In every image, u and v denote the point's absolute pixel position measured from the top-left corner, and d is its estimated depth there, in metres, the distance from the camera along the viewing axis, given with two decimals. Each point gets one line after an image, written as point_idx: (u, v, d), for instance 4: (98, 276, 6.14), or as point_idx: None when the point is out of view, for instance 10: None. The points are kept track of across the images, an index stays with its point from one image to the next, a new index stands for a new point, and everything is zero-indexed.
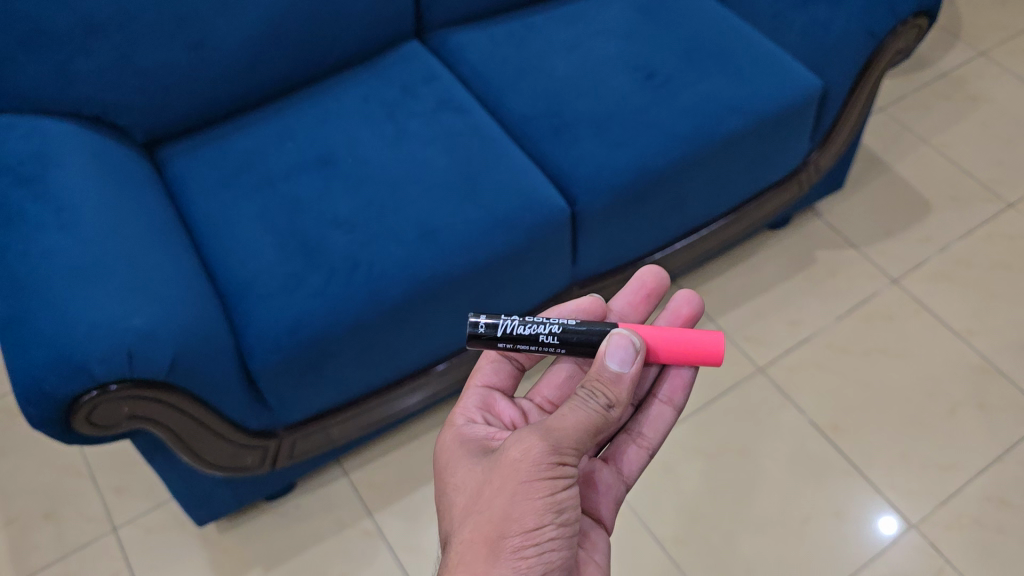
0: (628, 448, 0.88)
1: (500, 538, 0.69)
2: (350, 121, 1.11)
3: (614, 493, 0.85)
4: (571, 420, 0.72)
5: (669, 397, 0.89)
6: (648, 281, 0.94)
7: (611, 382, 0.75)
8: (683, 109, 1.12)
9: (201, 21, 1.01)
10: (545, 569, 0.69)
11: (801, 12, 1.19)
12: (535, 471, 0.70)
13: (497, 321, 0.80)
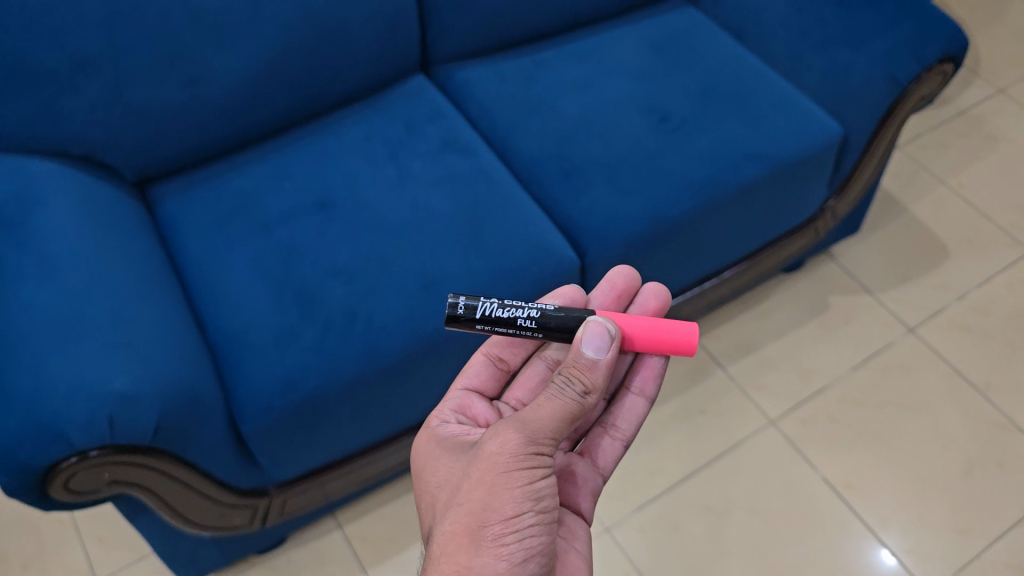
0: (602, 441, 0.86)
1: (479, 530, 0.67)
2: (352, 162, 1.07)
3: (593, 486, 0.83)
4: (546, 409, 0.70)
5: (642, 388, 0.88)
6: (619, 282, 0.90)
7: (587, 368, 0.71)
8: (699, 155, 1.07)
9: (196, 58, 0.96)
10: (527, 557, 0.67)
11: (821, 54, 1.14)
12: (513, 462, 0.68)
13: (476, 303, 0.77)
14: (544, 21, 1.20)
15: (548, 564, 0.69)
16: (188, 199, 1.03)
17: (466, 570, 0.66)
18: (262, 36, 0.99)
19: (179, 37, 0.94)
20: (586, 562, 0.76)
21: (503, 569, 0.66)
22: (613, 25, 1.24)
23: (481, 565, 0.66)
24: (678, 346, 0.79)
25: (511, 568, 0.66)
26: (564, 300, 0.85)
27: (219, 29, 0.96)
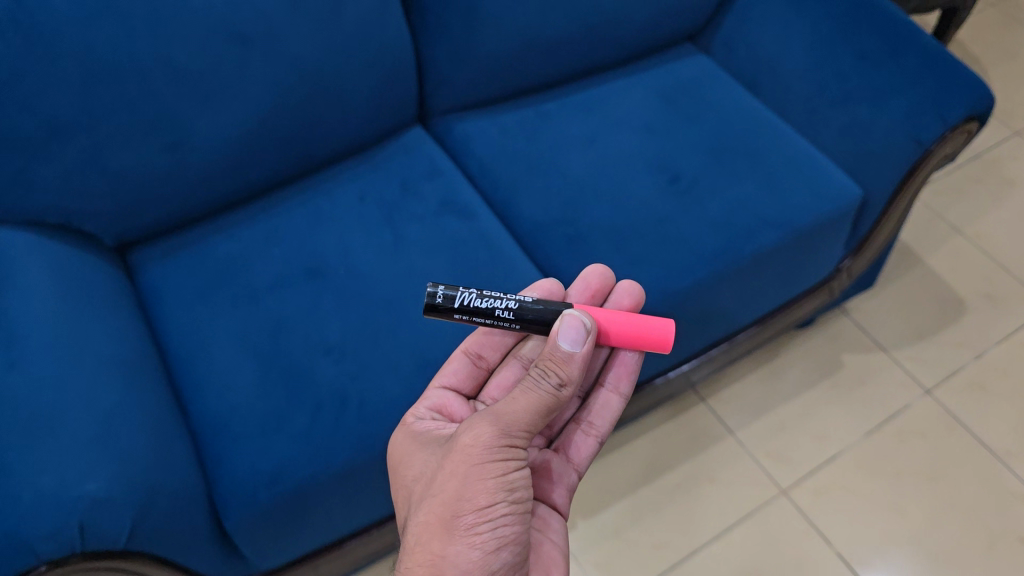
0: (578, 438, 0.89)
1: (453, 519, 0.68)
2: (345, 224, 1.01)
3: (569, 481, 0.86)
4: (521, 402, 0.72)
5: (616, 385, 0.91)
6: (593, 281, 0.90)
7: (564, 362, 0.73)
8: (711, 221, 1.02)
9: (180, 120, 0.90)
10: (499, 545, 0.68)
11: (838, 111, 1.08)
12: (487, 454, 0.69)
13: (454, 293, 0.78)
14: (549, 72, 1.14)
15: (522, 553, 0.70)
16: (173, 263, 0.97)
17: (439, 559, 0.67)
18: (250, 95, 0.93)
19: (161, 99, 0.88)
20: (562, 555, 0.78)
21: (477, 558, 0.67)
22: (621, 75, 1.19)
23: (455, 553, 0.67)
24: (655, 343, 0.80)
25: (485, 557, 0.67)
26: (540, 293, 0.86)
27: (203, 89, 0.90)
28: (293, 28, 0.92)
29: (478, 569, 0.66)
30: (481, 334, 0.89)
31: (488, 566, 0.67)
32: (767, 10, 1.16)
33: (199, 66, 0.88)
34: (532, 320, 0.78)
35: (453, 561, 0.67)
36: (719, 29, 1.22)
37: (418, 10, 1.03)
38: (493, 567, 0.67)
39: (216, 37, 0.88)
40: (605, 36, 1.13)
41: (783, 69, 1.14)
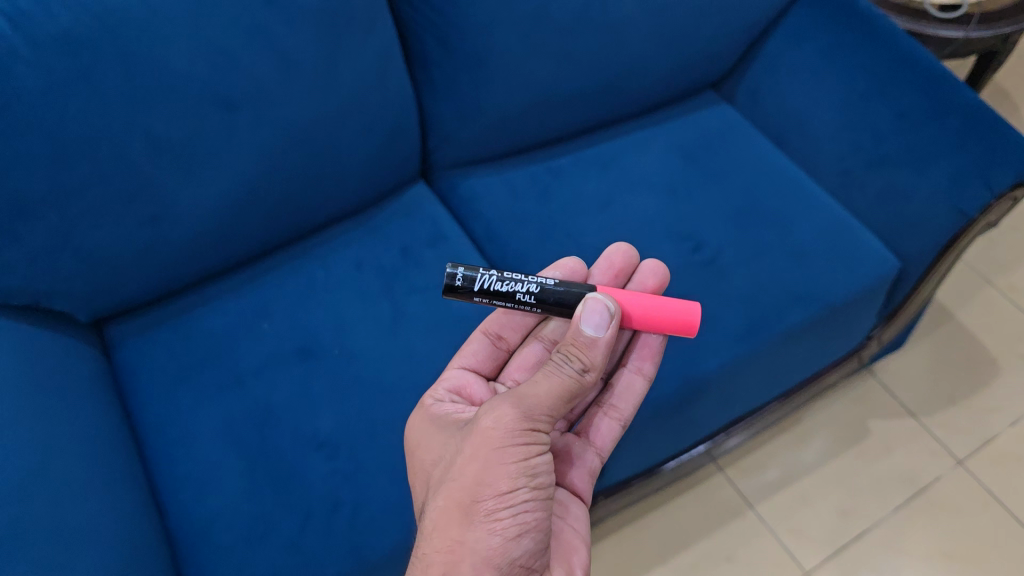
0: (600, 422, 0.84)
1: (474, 504, 0.66)
2: (341, 296, 0.93)
3: (591, 466, 0.82)
4: (545, 386, 0.69)
5: (638, 368, 0.85)
6: (618, 260, 0.87)
7: (586, 347, 0.70)
8: (737, 297, 0.94)
9: (161, 193, 0.82)
10: (520, 531, 0.65)
11: (876, 173, 1.00)
12: (509, 439, 0.66)
13: (475, 275, 0.74)
14: (563, 127, 1.07)
15: (543, 539, 0.67)
16: (153, 343, 0.89)
17: (459, 545, 0.64)
18: (238, 163, 0.85)
19: (140, 171, 0.80)
20: (583, 542, 0.76)
21: (498, 545, 0.64)
22: (640, 126, 1.11)
23: (475, 539, 0.64)
24: (677, 326, 0.77)
25: (505, 545, 0.64)
26: (565, 273, 0.83)
27: (188, 159, 0.82)
28: (286, 90, 0.84)
29: (498, 558, 0.64)
30: (502, 314, 0.87)
31: (509, 554, 0.64)
32: (799, 60, 1.07)
33: (182, 135, 0.80)
34: (555, 305, 0.75)
35: (473, 549, 0.64)
36: (745, 76, 1.14)
37: (423, 64, 0.95)
38: (513, 556, 0.64)
39: (202, 104, 0.80)
40: (624, 88, 1.05)
41: (815, 125, 1.06)
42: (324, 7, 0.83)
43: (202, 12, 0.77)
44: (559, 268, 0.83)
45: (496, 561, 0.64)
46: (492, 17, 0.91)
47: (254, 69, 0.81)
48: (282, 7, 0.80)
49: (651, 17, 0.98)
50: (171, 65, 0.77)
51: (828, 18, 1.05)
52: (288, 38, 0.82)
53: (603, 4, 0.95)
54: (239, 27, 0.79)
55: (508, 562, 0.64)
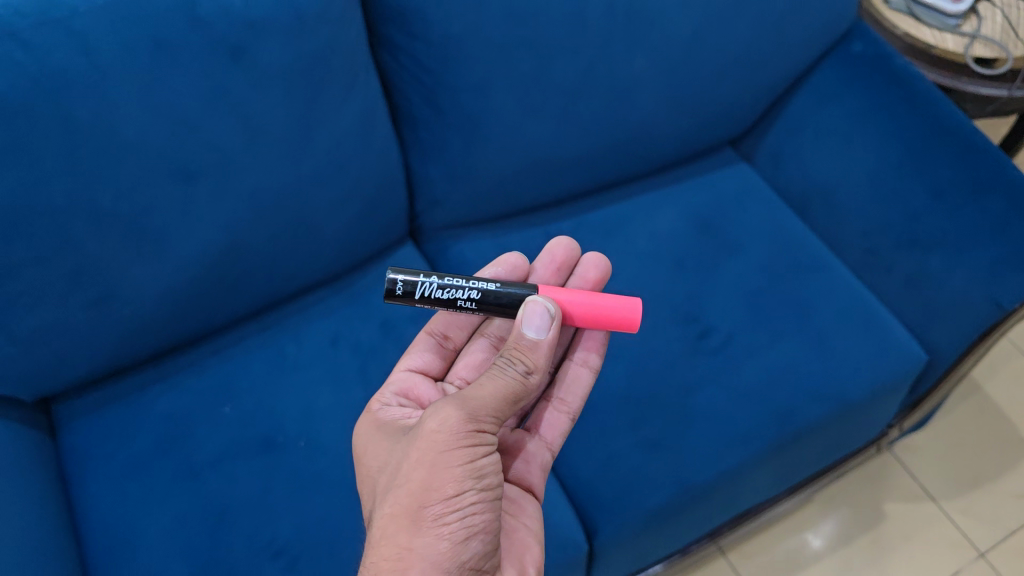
0: (548, 416, 0.78)
1: (420, 509, 0.58)
2: (312, 378, 0.85)
3: (543, 459, 0.75)
4: (489, 387, 0.62)
5: (584, 358, 0.80)
6: (559, 254, 0.82)
7: (530, 350, 0.65)
8: (743, 393, 0.85)
9: (109, 271, 0.74)
10: (469, 536, 0.58)
11: (905, 255, 0.90)
12: (454, 440, 0.59)
13: (414, 282, 0.68)
14: (564, 189, 0.98)
15: (494, 543, 0.60)
16: (104, 426, 0.82)
17: (407, 554, 0.57)
18: (196, 237, 0.77)
19: (85, 251, 0.72)
20: (537, 540, 0.68)
21: (447, 550, 0.57)
22: (648, 187, 1.02)
23: (423, 546, 0.57)
24: (618, 325, 0.72)
25: (454, 549, 0.57)
26: (506, 270, 0.79)
27: (140, 234, 0.74)
28: (252, 158, 0.76)
29: (448, 563, 0.57)
30: (446, 311, 0.83)
31: (458, 558, 0.57)
32: (825, 122, 0.98)
33: (133, 210, 0.72)
34: (497, 309, 0.70)
35: (421, 557, 0.56)
36: (766, 136, 1.04)
37: (410, 123, 0.86)
38: (463, 560, 0.57)
39: (155, 175, 0.72)
40: (633, 149, 0.96)
41: (840, 196, 0.96)
42: (297, 67, 0.74)
43: (156, 77, 0.69)
44: (497, 264, 0.79)
45: (445, 567, 0.56)
46: (485, 77, 0.82)
47: (215, 136, 0.73)
48: (248, 68, 0.72)
49: (663, 75, 0.89)
50: (120, 134, 0.69)
51: (860, 79, 0.96)
52: (255, 102, 0.74)
53: (609, 63, 0.86)
54: (200, 92, 0.71)
55: (458, 567, 0.57)
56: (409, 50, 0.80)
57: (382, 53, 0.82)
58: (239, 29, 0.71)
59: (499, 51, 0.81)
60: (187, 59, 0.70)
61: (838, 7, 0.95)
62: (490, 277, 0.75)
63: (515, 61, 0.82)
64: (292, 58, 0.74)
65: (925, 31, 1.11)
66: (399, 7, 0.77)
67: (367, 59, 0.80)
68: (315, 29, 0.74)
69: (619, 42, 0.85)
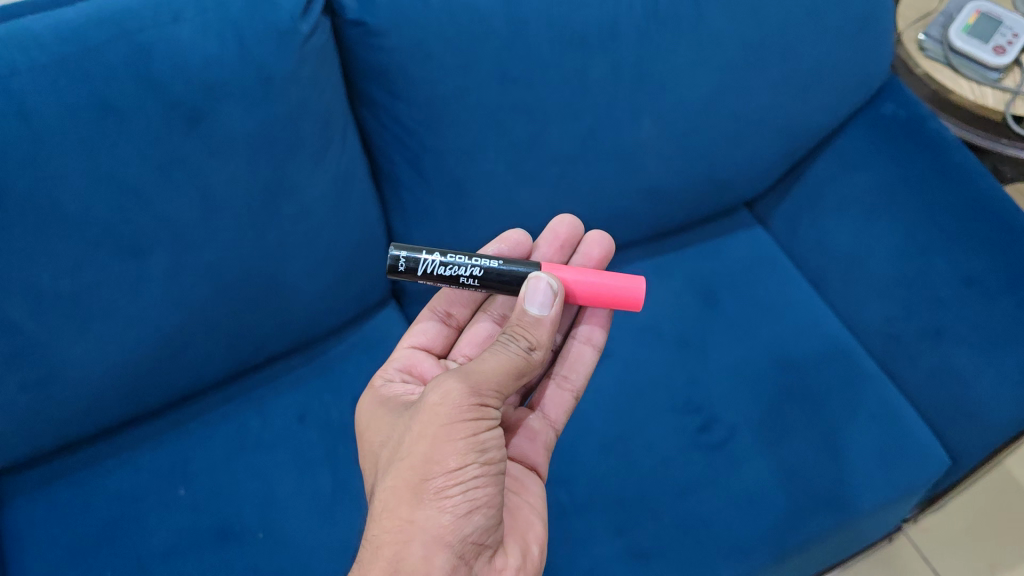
0: (550, 394, 0.76)
1: (422, 482, 0.53)
2: (276, 461, 0.78)
3: (547, 437, 0.72)
4: (490, 361, 0.58)
5: (587, 336, 0.78)
6: (563, 231, 0.79)
7: (532, 325, 0.62)
8: (747, 496, 0.77)
9: (49, 346, 0.67)
10: (472, 510, 0.53)
11: (933, 345, 0.82)
12: (456, 413, 0.55)
13: (416, 258, 0.65)
14: None
15: (498, 519, 0.55)
16: (45, 504, 0.74)
17: (409, 527, 0.53)
18: (149, 310, 0.69)
19: (19, 330, 0.65)
20: (540, 517, 0.63)
21: (449, 524, 0.52)
22: (654, 251, 0.93)
23: (425, 519, 0.52)
24: (619, 302, 0.68)
25: (456, 523, 0.52)
26: (510, 246, 0.75)
27: (81, 313, 0.67)
28: (211, 231, 0.69)
29: (450, 538, 0.52)
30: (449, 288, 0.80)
31: (461, 532, 0.53)
32: (850, 191, 0.90)
33: (74, 288, 0.66)
34: (502, 285, 0.67)
35: (423, 531, 0.52)
36: (784, 200, 0.96)
37: (392, 185, 0.79)
38: (466, 534, 0.53)
39: (99, 250, 0.65)
40: (639, 216, 0.88)
41: (864, 273, 0.88)
42: (262, 133, 0.67)
43: (100, 146, 0.62)
44: (502, 240, 0.75)
45: (447, 541, 0.52)
46: (475, 141, 0.74)
47: (169, 207, 0.66)
48: (206, 134, 0.65)
49: (672, 140, 0.82)
50: (60, 207, 0.62)
51: (889, 147, 0.88)
52: (213, 171, 0.67)
53: (613, 126, 0.78)
54: (151, 161, 0.64)
55: (461, 540, 0.53)
56: (391, 110, 0.73)
57: (362, 110, 0.74)
58: (197, 92, 0.64)
59: (490, 113, 0.73)
60: (138, 124, 0.63)
61: (869, 67, 0.87)
62: (492, 255, 0.71)
63: (508, 125, 0.74)
64: (256, 123, 0.66)
65: (962, 81, 1.01)
66: (379, 64, 0.70)
67: (344, 119, 0.72)
68: (282, 91, 0.67)
69: (624, 106, 0.77)
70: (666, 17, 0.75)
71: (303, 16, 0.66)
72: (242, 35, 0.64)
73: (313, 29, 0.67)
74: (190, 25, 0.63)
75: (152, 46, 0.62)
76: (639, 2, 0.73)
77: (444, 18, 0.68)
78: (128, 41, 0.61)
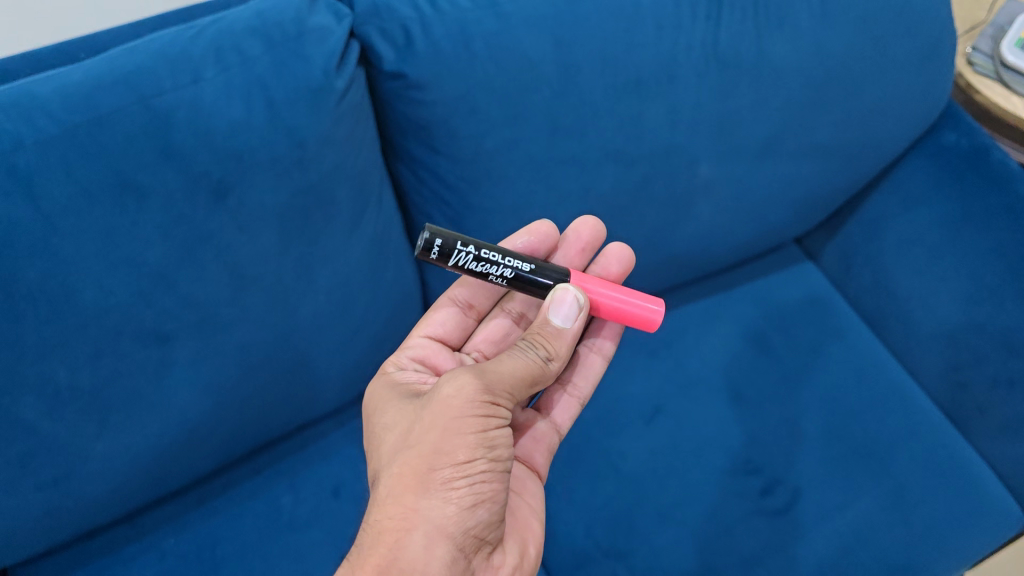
0: (559, 397, 0.68)
1: (428, 470, 0.47)
2: (312, 540, 0.73)
3: (549, 440, 0.65)
4: (505, 362, 0.51)
5: (600, 343, 0.70)
6: (585, 234, 0.69)
7: (553, 337, 0.55)
8: (816, 563, 0.72)
9: (68, 436, 0.60)
10: (478, 507, 0.47)
11: (1005, 395, 0.77)
12: (468, 406, 0.48)
13: (454, 247, 0.54)
14: None
15: (501, 518, 0.49)
16: None
17: (411, 514, 0.46)
18: (174, 391, 0.63)
19: (35, 429, 0.59)
20: (537, 519, 0.57)
21: (453, 516, 0.46)
22: (700, 295, 0.90)
23: (428, 509, 0.46)
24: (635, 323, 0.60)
25: (461, 517, 0.46)
26: (538, 239, 0.65)
27: (101, 404, 0.61)
28: (242, 305, 0.63)
29: (452, 530, 0.46)
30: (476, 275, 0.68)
31: (465, 526, 0.46)
32: (909, 229, 0.86)
33: (93, 380, 0.59)
34: (522, 287, 0.58)
35: (425, 521, 0.46)
36: (836, 238, 0.93)
37: None
38: (469, 528, 0.47)
39: (120, 338, 0.59)
40: (689, 263, 0.84)
41: (926, 316, 0.84)
42: (296, 202, 0.61)
43: (118, 227, 0.55)
44: (530, 231, 0.65)
45: (449, 533, 0.46)
46: (522, 197, 0.69)
47: (194, 287, 0.60)
48: (235, 207, 0.59)
49: (728, 185, 0.78)
50: (75, 296, 0.56)
51: (951, 181, 0.83)
52: (243, 246, 0.60)
53: (669, 174, 0.74)
54: (175, 240, 0.58)
55: (464, 534, 0.46)
56: (432, 167, 0.66)
57: (398, 165, 0.69)
58: (223, 161, 0.57)
59: (538, 169, 0.68)
60: (161, 200, 0.56)
61: (931, 97, 0.82)
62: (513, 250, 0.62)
63: (557, 180, 0.69)
64: (288, 192, 0.60)
65: (1012, 98, 0.95)
66: (420, 120, 0.63)
67: (380, 179, 0.67)
68: (318, 156, 0.60)
69: (680, 150, 0.72)
70: (726, 55, 0.69)
71: (337, 71, 0.60)
72: (271, 95, 0.57)
73: (348, 84, 0.61)
74: (212, 85, 0.56)
75: (173, 111, 0.55)
76: (698, 42, 0.68)
77: (491, 68, 0.62)
78: (143, 106, 0.54)
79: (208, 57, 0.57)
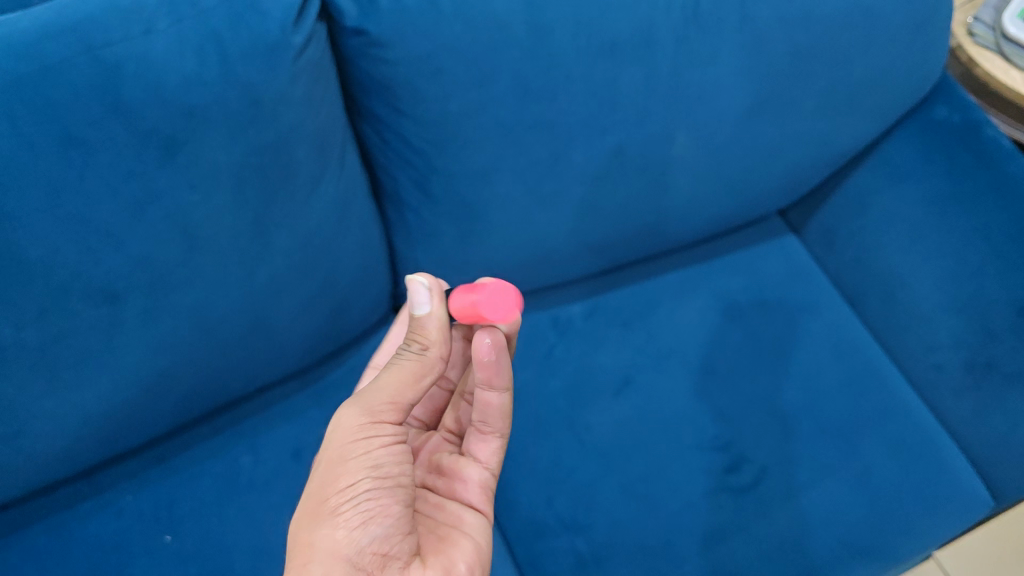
0: (480, 438, 0.59)
1: (319, 503, 0.47)
2: (270, 501, 0.72)
3: (476, 479, 0.58)
4: (384, 377, 0.51)
5: (490, 383, 0.56)
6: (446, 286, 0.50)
7: (421, 328, 0.53)
8: (777, 542, 0.72)
9: (15, 392, 0.59)
10: (371, 525, 0.47)
11: (980, 378, 0.76)
12: (348, 434, 0.48)
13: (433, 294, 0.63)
14: (583, 274, 0.84)
15: (406, 532, 0.48)
16: (17, 552, 0.67)
17: (307, 548, 0.46)
18: (125, 350, 0.62)
19: None
20: (480, 551, 0.53)
21: (344, 538, 0.46)
22: (678, 266, 0.89)
23: (321, 539, 0.46)
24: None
25: (351, 538, 0.46)
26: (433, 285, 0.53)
27: (49, 361, 0.59)
28: (195, 264, 0.61)
29: (347, 552, 0.46)
30: None
31: (359, 544, 0.46)
32: (894, 205, 0.84)
33: (40, 339, 0.58)
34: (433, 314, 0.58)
35: (320, 550, 0.46)
36: (820, 210, 0.91)
37: (395, 204, 0.71)
38: (365, 546, 0.46)
39: (67, 297, 0.57)
40: (666, 233, 0.83)
41: (907, 296, 0.82)
42: (250, 160, 0.59)
43: (63, 184, 0.53)
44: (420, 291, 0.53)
45: (345, 556, 0.46)
46: (489, 161, 0.67)
47: (144, 245, 0.58)
48: (185, 165, 0.57)
49: (707, 155, 0.76)
50: (19, 253, 0.54)
51: (939, 156, 0.81)
52: (195, 205, 0.58)
53: (645, 141, 0.71)
54: (123, 198, 0.56)
55: (360, 553, 0.46)
56: (396, 128, 0.64)
57: (362, 124, 0.66)
58: (174, 117, 0.54)
59: (507, 132, 0.66)
60: (108, 156, 0.54)
61: (923, 70, 0.79)
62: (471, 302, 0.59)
63: (526, 145, 0.67)
64: (242, 151, 0.58)
65: (1012, 72, 0.93)
66: (382, 79, 0.61)
67: (343, 138, 0.65)
68: (274, 114, 0.58)
69: (657, 117, 0.70)
70: (708, 20, 0.67)
71: (296, 26, 0.57)
72: (225, 50, 0.54)
73: (307, 40, 0.58)
74: (165, 37, 0.53)
75: (122, 64, 0.52)
76: (678, 5, 0.65)
77: (458, 27, 0.59)
78: (91, 57, 0.51)
79: (161, 7, 0.53)
